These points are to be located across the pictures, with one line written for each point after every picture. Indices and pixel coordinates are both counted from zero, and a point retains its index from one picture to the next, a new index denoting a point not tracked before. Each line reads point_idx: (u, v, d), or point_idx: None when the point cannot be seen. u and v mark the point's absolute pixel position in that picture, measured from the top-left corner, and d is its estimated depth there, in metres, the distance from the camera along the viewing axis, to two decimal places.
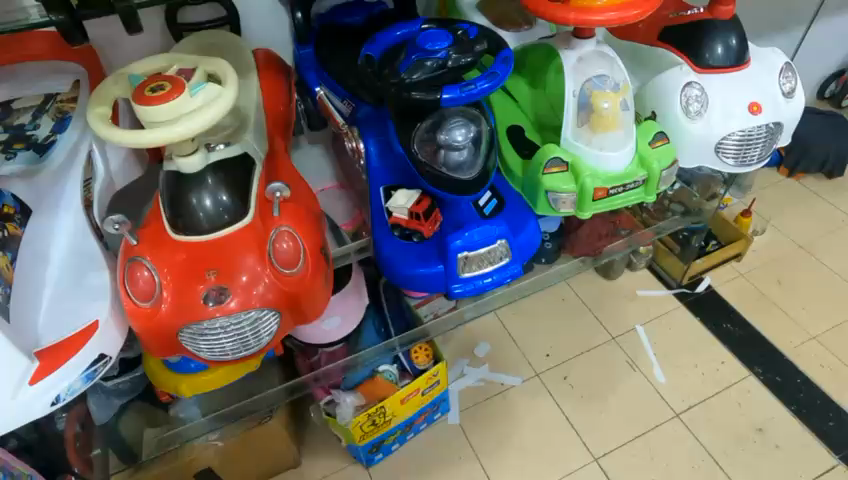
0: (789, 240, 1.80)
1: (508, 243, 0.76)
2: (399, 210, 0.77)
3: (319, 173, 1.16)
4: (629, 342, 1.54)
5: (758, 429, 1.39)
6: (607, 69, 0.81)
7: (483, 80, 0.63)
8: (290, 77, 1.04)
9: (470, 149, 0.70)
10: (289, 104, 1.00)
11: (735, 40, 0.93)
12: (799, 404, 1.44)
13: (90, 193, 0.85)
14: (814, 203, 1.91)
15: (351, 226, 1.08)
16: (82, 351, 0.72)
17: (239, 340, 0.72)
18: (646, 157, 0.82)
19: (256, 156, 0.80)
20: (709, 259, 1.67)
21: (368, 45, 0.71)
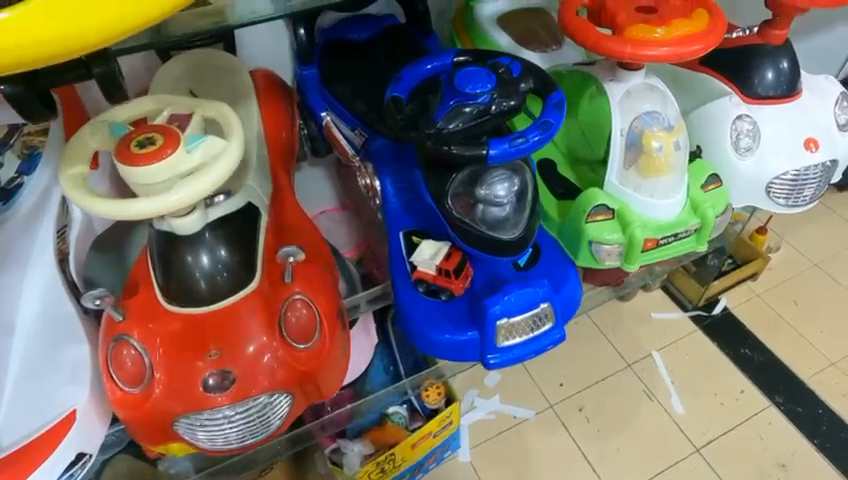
0: (804, 258, 1.74)
1: (551, 305, 0.67)
2: (427, 265, 0.69)
3: (318, 195, 1.11)
4: (646, 369, 1.46)
5: (781, 465, 1.34)
6: (658, 104, 0.72)
7: (535, 132, 0.54)
8: (292, 99, 0.91)
9: (512, 205, 0.60)
10: (292, 133, 0.88)
11: (786, 63, 0.86)
12: (822, 436, 1.39)
13: (65, 244, 0.71)
14: (828, 219, 1.85)
15: (355, 255, 1.02)
16: (54, 454, 0.61)
17: (246, 428, 0.62)
18: (699, 202, 0.74)
19: (261, 205, 0.69)
20: (725, 279, 1.60)
21: (393, 84, 0.60)
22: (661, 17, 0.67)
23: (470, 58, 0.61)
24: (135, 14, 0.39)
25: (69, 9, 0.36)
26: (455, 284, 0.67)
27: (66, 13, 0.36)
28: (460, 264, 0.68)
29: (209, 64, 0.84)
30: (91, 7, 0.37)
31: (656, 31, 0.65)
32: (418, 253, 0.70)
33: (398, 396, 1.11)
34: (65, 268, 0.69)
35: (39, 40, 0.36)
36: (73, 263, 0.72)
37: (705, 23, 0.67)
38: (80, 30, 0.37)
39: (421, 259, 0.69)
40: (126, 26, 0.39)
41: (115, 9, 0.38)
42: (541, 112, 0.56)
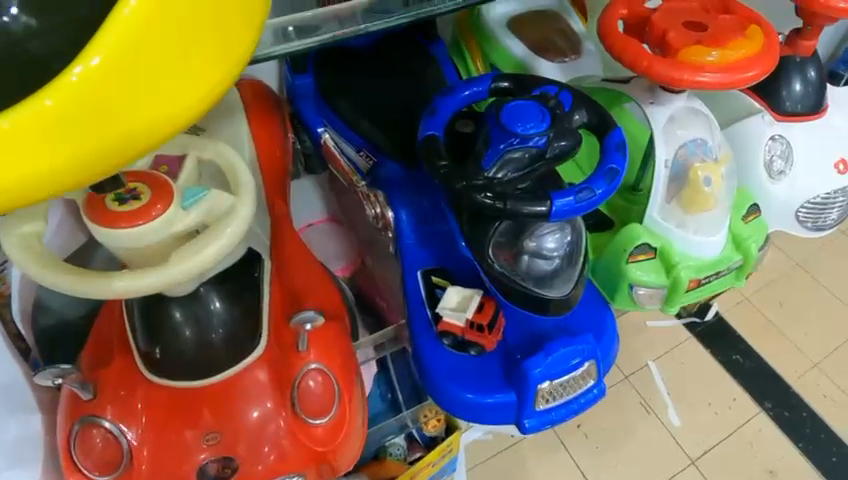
0: None
1: (595, 363, 0.61)
2: (456, 317, 0.61)
3: (306, 207, 0.92)
4: (641, 379, 1.28)
5: (769, 472, 1.18)
6: (703, 132, 0.66)
7: (602, 183, 0.46)
8: (283, 111, 0.79)
9: (563, 258, 0.53)
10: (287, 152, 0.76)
11: (812, 72, 0.79)
12: (806, 439, 1.23)
13: (6, 283, 0.53)
14: None
15: (347, 272, 0.87)
16: None
17: None
18: (741, 236, 0.68)
19: (264, 249, 0.58)
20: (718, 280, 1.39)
21: (426, 121, 0.51)
22: (712, 36, 0.59)
23: (509, 84, 0.53)
24: (157, 116, 0.29)
25: (70, 122, 0.27)
26: (488, 339, 0.60)
27: (67, 127, 0.27)
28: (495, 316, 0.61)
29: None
30: (99, 117, 0.27)
31: (710, 53, 0.58)
32: (444, 303, 0.63)
33: (396, 429, 0.97)
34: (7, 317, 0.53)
35: (44, 170, 0.27)
36: (17, 312, 0.55)
37: (761, 41, 0.59)
38: (87, 147, 0.28)
39: (448, 307, 0.62)
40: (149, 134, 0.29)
41: (133, 115, 0.28)
42: (601, 155, 0.49)
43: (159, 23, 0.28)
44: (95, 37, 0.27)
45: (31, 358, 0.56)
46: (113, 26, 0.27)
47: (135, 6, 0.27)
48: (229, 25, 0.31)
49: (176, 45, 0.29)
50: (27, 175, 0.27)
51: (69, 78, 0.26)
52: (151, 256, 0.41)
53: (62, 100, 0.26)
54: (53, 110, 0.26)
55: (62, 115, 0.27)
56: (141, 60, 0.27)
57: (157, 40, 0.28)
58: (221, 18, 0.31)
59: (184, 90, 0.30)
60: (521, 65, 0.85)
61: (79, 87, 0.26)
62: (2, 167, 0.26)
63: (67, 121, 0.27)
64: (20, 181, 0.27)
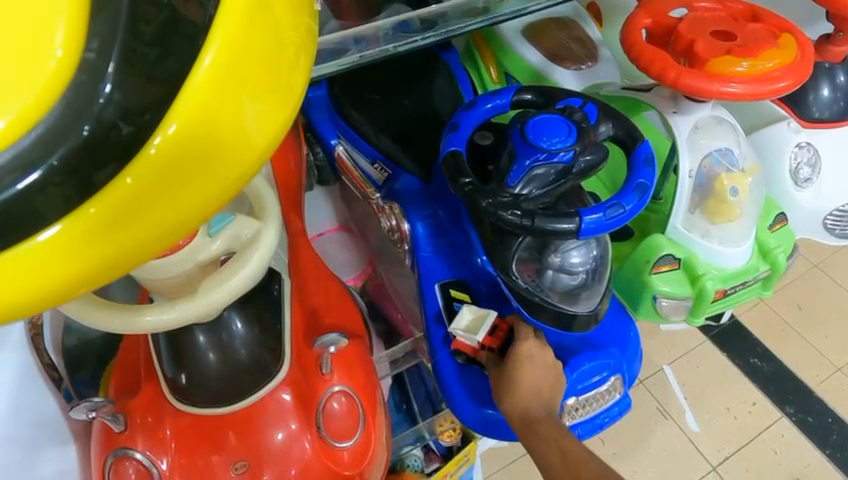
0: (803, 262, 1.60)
1: (621, 377, 0.60)
2: (470, 336, 0.58)
3: (314, 214, 0.92)
4: (657, 385, 1.26)
5: None
6: (729, 141, 0.64)
7: (632, 198, 0.45)
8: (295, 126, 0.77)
9: (588, 273, 0.53)
10: (300, 165, 0.76)
11: (841, 77, 0.77)
12: (833, 446, 1.21)
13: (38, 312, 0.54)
14: None
15: (359, 281, 0.87)
16: None
17: None
18: (767, 245, 0.67)
19: (282, 268, 0.58)
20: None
21: (447, 137, 0.50)
22: (742, 45, 0.58)
23: (532, 96, 0.53)
24: (239, 179, 0.26)
25: (152, 199, 0.24)
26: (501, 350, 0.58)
27: (150, 204, 0.24)
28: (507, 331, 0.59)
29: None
30: (180, 191, 0.25)
31: (740, 63, 0.56)
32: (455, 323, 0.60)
33: (412, 439, 0.94)
34: (39, 346, 0.53)
35: (127, 249, 0.24)
36: (49, 342, 0.55)
37: (794, 52, 0.58)
38: (171, 222, 0.25)
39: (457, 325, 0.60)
40: (230, 196, 0.27)
41: (217, 180, 0.25)
42: (629, 169, 0.48)
43: (236, 82, 0.24)
44: (170, 102, 0.23)
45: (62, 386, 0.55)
46: (190, 88, 0.24)
47: (209, 66, 0.24)
48: (306, 69, 0.28)
49: (255, 103, 0.25)
50: (110, 260, 0.24)
51: (147, 153, 0.23)
52: (179, 285, 0.40)
53: (145, 177, 0.23)
54: (133, 189, 0.23)
55: (146, 191, 0.24)
56: (219, 124, 0.24)
57: (239, 97, 0.24)
58: (295, 57, 0.27)
59: (265, 149, 0.26)
60: (539, 74, 0.84)
61: (160, 162, 0.24)
62: (86, 257, 0.24)
63: (151, 198, 0.24)
64: (105, 268, 0.24)
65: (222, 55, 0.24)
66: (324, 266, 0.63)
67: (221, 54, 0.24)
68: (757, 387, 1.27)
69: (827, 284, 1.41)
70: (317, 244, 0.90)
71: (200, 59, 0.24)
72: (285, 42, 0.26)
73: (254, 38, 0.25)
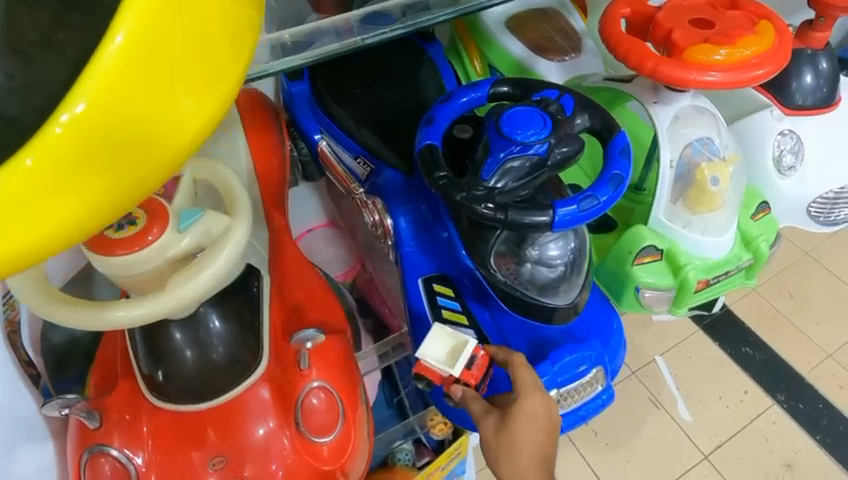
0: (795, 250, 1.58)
1: (603, 369, 0.60)
2: (447, 367, 0.54)
3: (302, 212, 0.91)
4: (648, 375, 1.27)
5: (786, 465, 1.17)
6: (710, 130, 0.64)
7: (606, 189, 0.45)
8: (278, 120, 0.76)
9: (566, 266, 0.52)
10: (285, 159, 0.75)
11: (824, 64, 0.77)
12: (823, 431, 1.21)
13: (16, 311, 0.53)
14: None
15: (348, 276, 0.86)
16: None
17: None
18: (749, 234, 0.67)
19: (262, 265, 0.57)
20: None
21: (423, 131, 0.49)
22: (720, 33, 0.57)
23: (509, 88, 0.52)
24: (160, 161, 0.26)
25: (59, 181, 0.23)
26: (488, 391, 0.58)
27: (59, 188, 0.23)
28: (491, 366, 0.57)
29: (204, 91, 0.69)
30: (90, 173, 0.24)
31: (718, 52, 0.56)
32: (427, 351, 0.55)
33: (403, 434, 0.96)
34: (15, 343, 0.53)
35: (36, 234, 0.23)
36: (27, 339, 0.55)
37: (772, 38, 0.58)
38: (83, 204, 0.24)
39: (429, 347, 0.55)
40: (150, 184, 0.26)
41: (134, 161, 0.25)
42: (604, 160, 0.48)
43: (152, 61, 0.24)
44: (77, 79, 0.23)
45: (40, 383, 0.55)
46: (99, 66, 0.23)
47: (122, 44, 0.23)
48: (232, 50, 0.27)
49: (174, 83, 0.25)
50: (16, 245, 0.23)
51: (51, 133, 0.23)
52: (146, 280, 0.40)
53: (51, 157, 0.23)
54: (36, 170, 0.23)
55: (54, 173, 0.23)
56: (133, 110, 0.24)
57: (155, 77, 0.24)
58: (219, 39, 0.27)
59: (189, 130, 0.26)
60: (523, 66, 0.84)
61: (68, 143, 0.23)
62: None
63: (60, 180, 0.23)
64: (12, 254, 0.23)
65: (137, 33, 0.23)
66: (307, 262, 0.62)
67: (134, 32, 0.23)
68: (749, 376, 1.27)
69: (820, 273, 1.41)
70: (305, 240, 0.88)
71: (112, 35, 0.23)
72: (207, 24, 0.26)
73: (173, 18, 0.24)
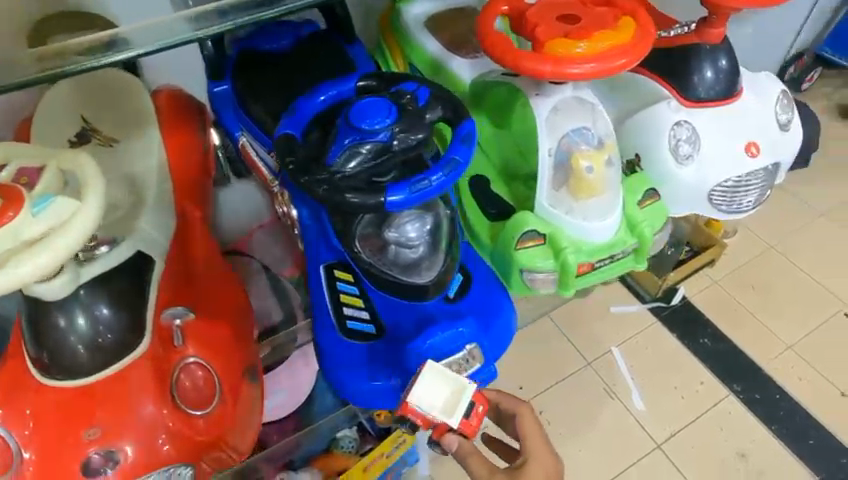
0: (760, 241, 1.56)
1: (479, 345, 0.64)
2: (448, 416, 0.56)
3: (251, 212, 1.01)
4: (604, 367, 1.36)
5: (740, 454, 1.24)
6: (588, 120, 0.67)
7: (439, 172, 0.48)
8: (201, 121, 0.80)
9: (426, 246, 0.56)
10: (206, 157, 0.79)
11: (723, 60, 0.78)
12: (780, 422, 1.28)
13: None
14: (828, 181, 1.69)
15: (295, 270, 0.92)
16: None
17: None
18: (635, 221, 0.69)
19: (157, 253, 0.62)
20: (684, 268, 1.44)
21: (284, 121, 0.53)
22: (582, 28, 0.60)
23: (376, 83, 0.56)
24: None
25: None
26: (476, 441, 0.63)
27: None
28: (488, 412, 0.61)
29: (107, 90, 0.73)
30: None
31: (578, 45, 0.58)
32: (428, 395, 0.56)
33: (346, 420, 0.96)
34: None
35: None
36: None
37: (632, 31, 0.60)
38: None
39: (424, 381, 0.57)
40: None
41: None
42: (448, 147, 0.51)
43: None
44: None
45: None
46: None
47: None
48: None
49: None
50: None
51: None
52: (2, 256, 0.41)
53: None
54: None
55: None
56: None
57: None
58: None
59: None
60: (438, 64, 0.86)
61: None
62: None
63: None
64: None
65: None
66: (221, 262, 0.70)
67: None
68: (708, 368, 1.36)
69: (786, 267, 1.51)
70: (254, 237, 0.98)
71: None
72: None
73: None
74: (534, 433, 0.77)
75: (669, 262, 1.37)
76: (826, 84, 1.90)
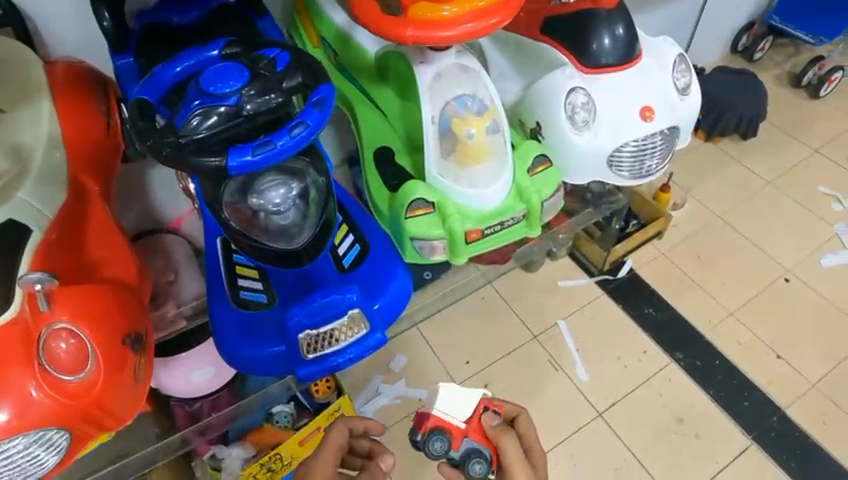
0: (707, 211, 1.48)
1: (363, 311, 0.63)
2: (457, 418, 0.72)
3: (171, 194, 1.03)
4: (552, 340, 1.26)
5: (678, 419, 1.16)
6: (469, 88, 0.70)
7: (285, 136, 0.49)
8: (109, 93, 0.76)
9: (295, 210, 0.62)
10: (112, 132, 0.74)
11: (622, 29, 0.78)
12: (717, 386, 1.21)
13: None
14: (788, 146, 1.62)
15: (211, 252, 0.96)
16: None
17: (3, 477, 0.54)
18: (524, 188, 0.71)
19: (33, 222, 0.59)
20: (631, 238, 1.36)
21: (141, 87, 0.54)
22: None
23: (239, 49, 0.56)
24: None
25: None
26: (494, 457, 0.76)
27: None
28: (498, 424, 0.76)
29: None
30: None
31: (443, 8, 0.58)
32: (443, 402, 0.73)
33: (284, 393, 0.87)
34: None
35: None
36: None
37: None
38: None
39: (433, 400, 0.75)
40: None
41: None
42: (300, 112, 0.51)
43: None
44: None
45: None
46: None
47: None
48: None
49: None
50: None
51: None
52: None
53: None
54: None
55: None
56: None
57: None
58: None
59: None
60: (344, 37, 0.84)
61: None
62: None
63: None
64: None
65: None
66: (114, 234, 0.69)
67: None
68: (649, 336, 1.27)
69: (730, 236, 1.44)
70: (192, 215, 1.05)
71: None
72: None
73: None
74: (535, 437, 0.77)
75: (614, 232, 1.29)
76: (778, 53, 1.85)
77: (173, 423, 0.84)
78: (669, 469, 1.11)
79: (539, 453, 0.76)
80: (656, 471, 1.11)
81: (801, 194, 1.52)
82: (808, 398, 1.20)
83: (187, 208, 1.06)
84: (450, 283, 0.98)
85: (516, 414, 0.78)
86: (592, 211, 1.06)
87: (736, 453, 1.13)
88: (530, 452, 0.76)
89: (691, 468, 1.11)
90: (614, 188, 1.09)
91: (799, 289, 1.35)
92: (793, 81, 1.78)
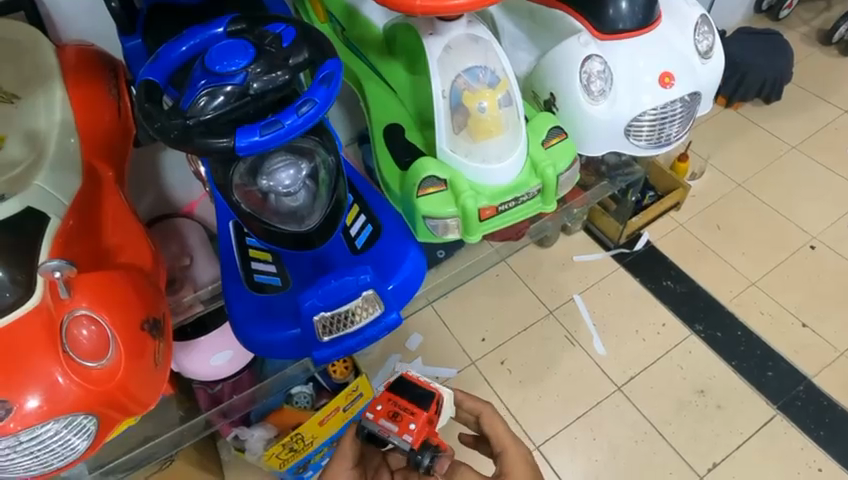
0: (728, 179, 1.44)
1: (377, 292, 0.62)
2: None
3: (183, 181, 1.03)
4: (568, 314, 1.25)
5: (699, 391, 1.15)
6: (481, 59, 0.68)
7: (293, 115, 0.47)
8: (118, 76, 0.75)
9: (305, 192, 0.62)
10: (122, 116, 0.73)
11: None
12: (740, 357, 1.19)
13: None
14: (814, 107, 1.56)
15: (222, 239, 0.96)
16: None
17: (32, 463, 0.54)
18: (539, 161, 0.69)
19: (50, 208, 0.58)
20: (648, 211, 1.33)
21: (147, 67, 0.53)
22: None
23: (243, 26, 0.54)
24: None
25: None
26: (400, 427, 0.66)
27: None
28: (408, 394, 0.69)
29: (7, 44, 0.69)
30: None
31: None
32: None
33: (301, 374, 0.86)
34: None
35: None
36: None
37: None
38: None
39: None
40: None
41: None
42: (307, 89, 0.49)
43: None
44: None
45: None
46: None
47: None
48: None
49: None
50: None
51: None
52: None
53: None
54: None
55: None
56: None
57: None
58: None
59: None
60: (352, 12, 0.81)
61: None
62: None
63: None
64: None
65: None
66: (128, 219, 0.69)
67: None
68: (668, 308, 1.26)
69: (752, 204, 1.40)
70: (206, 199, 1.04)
71: None
72: None
73: None
74: (501, 432, 0.73)
75: (631, 205, 1.23)
76: (807, 10, 1.77)
77: (197, 405, 0.85)
78: (691, 440, 1.10)
79: (512, 447, 0.71)
80: (677, 442, 1.10)
81: (829, 158, 1.47)
82: (835, 368, 1.17)
83: (201, 192, 1.05)
84: (464, 261, 0.97)
85: (479, 413, 0.75)
86: (608, 183, 1.04)
87: (760, 423, 1.11)
88: (502, 450, 0.71)
89: (715, 439, 1.10)
90: (631, 159, 1.07)
91: (824, 256, 1.32)
92: (822, 39, 1.71)
